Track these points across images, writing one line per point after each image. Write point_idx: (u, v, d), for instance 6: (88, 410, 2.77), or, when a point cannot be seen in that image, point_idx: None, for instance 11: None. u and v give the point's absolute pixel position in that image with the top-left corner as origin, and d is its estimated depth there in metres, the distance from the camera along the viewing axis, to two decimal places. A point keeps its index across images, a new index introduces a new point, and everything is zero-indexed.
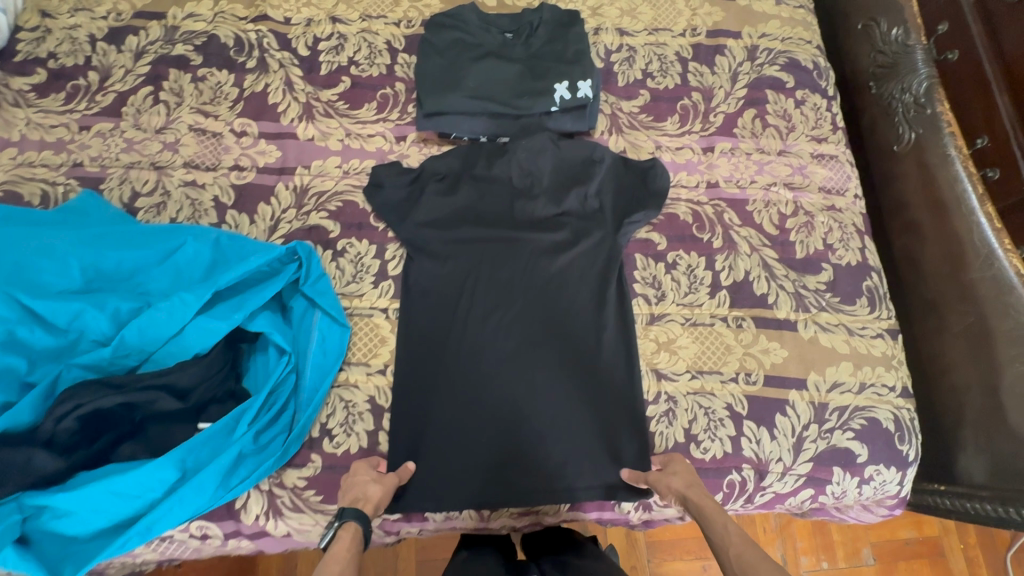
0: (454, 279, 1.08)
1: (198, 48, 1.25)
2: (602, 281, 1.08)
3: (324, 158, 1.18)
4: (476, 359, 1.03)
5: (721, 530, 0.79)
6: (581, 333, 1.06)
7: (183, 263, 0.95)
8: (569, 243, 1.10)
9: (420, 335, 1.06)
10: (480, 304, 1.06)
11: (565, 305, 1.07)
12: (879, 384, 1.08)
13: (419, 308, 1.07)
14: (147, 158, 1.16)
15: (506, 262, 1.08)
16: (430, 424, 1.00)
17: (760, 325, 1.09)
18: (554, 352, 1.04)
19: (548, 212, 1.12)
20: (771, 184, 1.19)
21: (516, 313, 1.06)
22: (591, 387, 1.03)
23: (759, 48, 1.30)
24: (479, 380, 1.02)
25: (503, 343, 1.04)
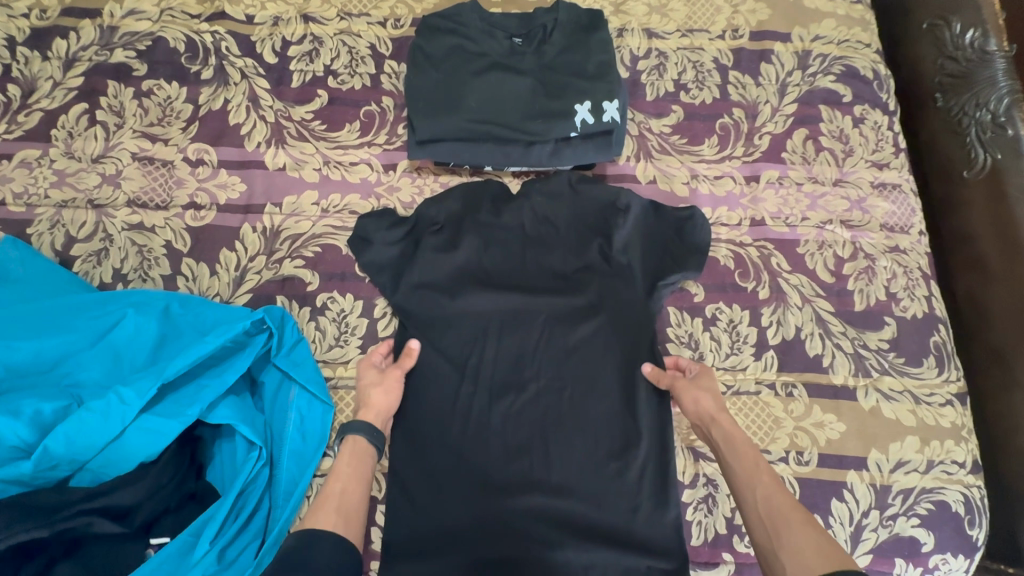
0: (458, 357, 0.93)
1: (141, 54, 1.04)
2: (631, 354, 0.93)
3: (298, 193, 0.99)
4: (484, 452, 0.89)
5: (745, 466, 0.78)
6: (606, 417, 0.91)
7: (123, 344, 0.77)
8: (591, 310, 0.95)
9: (419, 424, 0.91)
10: (489, 386, 0.92)
11: (587, 385, 0.93)
12: (949, 462, 0.94)
13: (418, 392, 0.92)
14: (84, 194, 0.96)
15: (518, 336, 0.94)
16: (428, 524, 0.86)
17: (814, 393, 0.94)
18: (575, 442, 0.90)
19: (566, 269, 0.96)
20: (825, 222, 1.02)
21: (531, 396, 0.92)
22: (619, 482, 0.89)
23: (812, 54, 1.10)
24: (489, 478, 0.88)
25: (515, 431, 0.90)
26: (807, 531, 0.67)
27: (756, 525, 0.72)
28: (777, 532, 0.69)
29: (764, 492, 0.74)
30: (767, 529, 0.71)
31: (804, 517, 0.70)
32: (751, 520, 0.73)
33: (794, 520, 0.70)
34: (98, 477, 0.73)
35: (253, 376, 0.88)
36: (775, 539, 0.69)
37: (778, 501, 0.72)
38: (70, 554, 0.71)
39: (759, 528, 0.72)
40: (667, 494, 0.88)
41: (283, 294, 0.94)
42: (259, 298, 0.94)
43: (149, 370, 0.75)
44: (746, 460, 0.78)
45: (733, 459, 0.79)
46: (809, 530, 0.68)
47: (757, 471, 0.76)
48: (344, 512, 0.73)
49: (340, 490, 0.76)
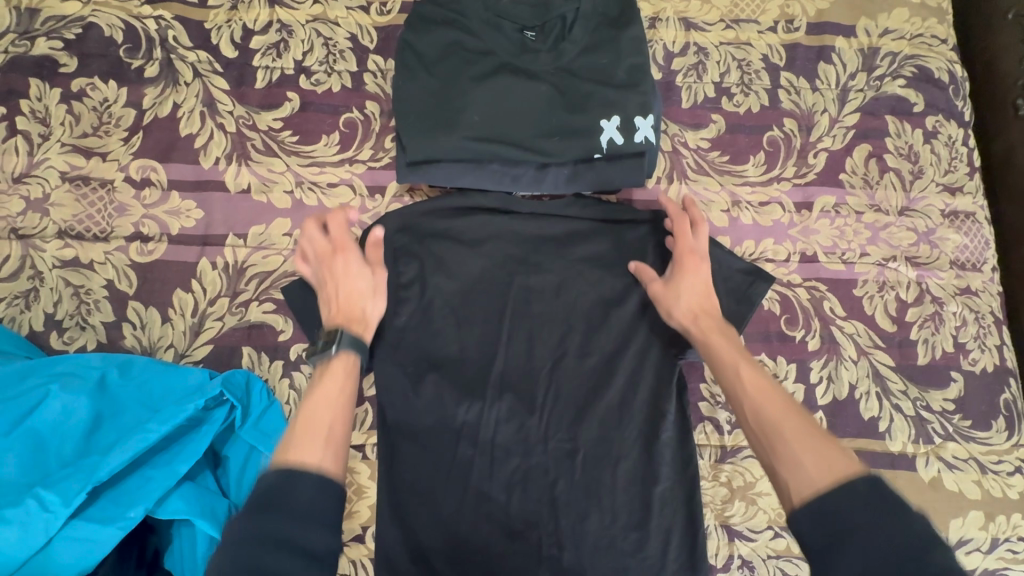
0: (452, 414, 0.77)
1: (69, 45, 0.85)
2: (652, 410, 0.78)
3: (266, 222, 0.83)
4: (485, 533, 0.74)
5: (733, 375, 0.66)
6: (626, 489, 0.76)
7: (46, 430, 0.63)
8: (606, 357, 0.79)
9: (404, 497, 0.75)
10: (487, 451, 0.76)
11: (602, 447, 0.77)
12: (1015, 539, 0.82)
13: (402, 459, 0.76)
14: (5, 221, 0.80)
15: (519, 391, 0.78)
16: None
17: (867, 462, 0.82)
18: (589, 516, 0.75)
19: (584, 314, 0.80)
20: (888, 258, 0.87)
21: (537, 462, 0.76)
22: (642, 563, 0.74)
23: (879, 52, 0.93)
24: (492, 562, 0.73)
25: (519, 504, 0.75)
26: (818, 444, 0.55)
27: (752, 443, 0.61)
28: (775, 448, 0.58)
29: (756, 407, 0.62)
30: (764, 446, 0.59)
31: (802, 424, 0.58)
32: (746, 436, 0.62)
33: (788, 433, 0.58)
34: None
35: (215, 449, 0.74)
36: (772, 455, 0.57)
37: (772, 410, 0.60)
38: None
39: (755, 447, 0.60)
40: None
41: (250, 346, 0.79)
42: (220, 351, 0.79)
43: (77, 465, 0.61)
44: (729, 368, 0.66)
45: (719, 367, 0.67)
46: (812, 444, 0.56)
47: (744, 381, 0.64)
48: (335, 441, 0.60)
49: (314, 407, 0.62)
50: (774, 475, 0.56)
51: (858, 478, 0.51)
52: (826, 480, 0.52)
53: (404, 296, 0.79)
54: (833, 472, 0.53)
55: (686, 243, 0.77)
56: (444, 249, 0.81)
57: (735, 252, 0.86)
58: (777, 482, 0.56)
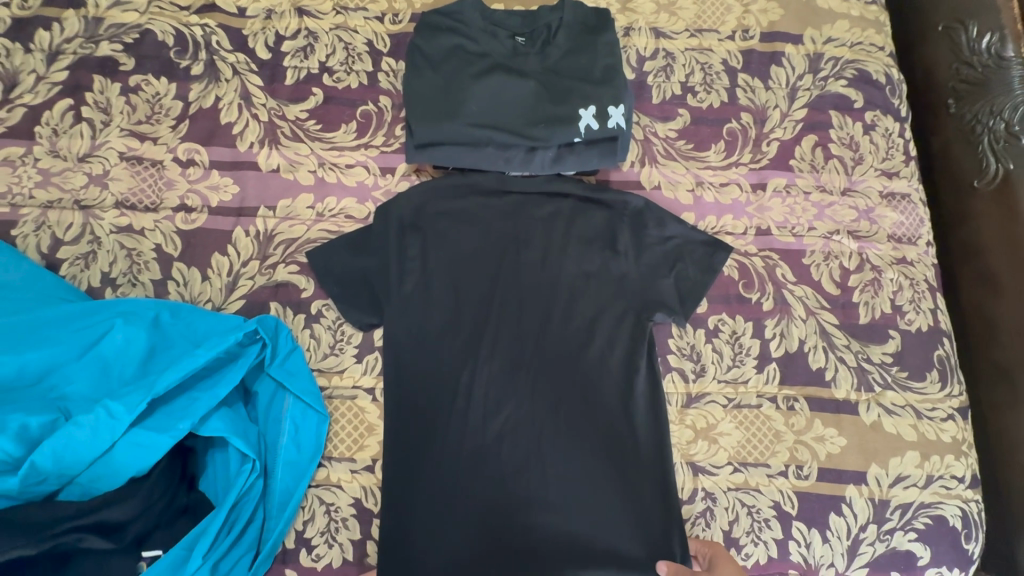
0: (452, 366, 0.89)
1: (128, 48, 1.00)
2: (626, 365, 0.91)
3: (293, 196, 0.96)
4: (480, 470, 0.86)
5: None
6: (603, 433, 0.88)
7: (111, 356, 0.74)
8: (586, 319, 0.92)
9: (409, 438, 0.86)
10: (482, 399, 0.88)
11: (582, 397, 0.89)
12: (948, 477, 0.93)
13: (408, 407, 0.88)
14: (70, 194, 0.93)
15: (510, 348, 0.90)
16: (414, 521, 0.83)
17: (815, 407, 0.93)
18: (571, 458, 0.87)
19: (567, 279, 0.93)
20: (832, 232, 1.00)
21: (526, 411, 0.88)
22: (616, 496, 0.86)
23: (823, 57, 1.07)
24: (487, 497, 0.85)
25: (510, 447, 0.87)
26: None
27: None
28: None
29: None
30: None
31: None
32: None
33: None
34: (86, 492, 0.72)
35: (246, 386, 0.86)
36: None
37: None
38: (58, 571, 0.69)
39: None
40: (668, 516, 0.85)
41: (277, 301, 0.92)
42: (251, 305, 0.91)
43: (138, 383, 0.73)
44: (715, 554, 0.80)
45: None
46: None
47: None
48: None
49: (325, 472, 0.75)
50: None
51: None
52: None
53: (410, 265, 0.92)
54: None
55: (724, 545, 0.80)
56: (446, 226, 0.94)
57: (699, 226, 0.99)
58: None
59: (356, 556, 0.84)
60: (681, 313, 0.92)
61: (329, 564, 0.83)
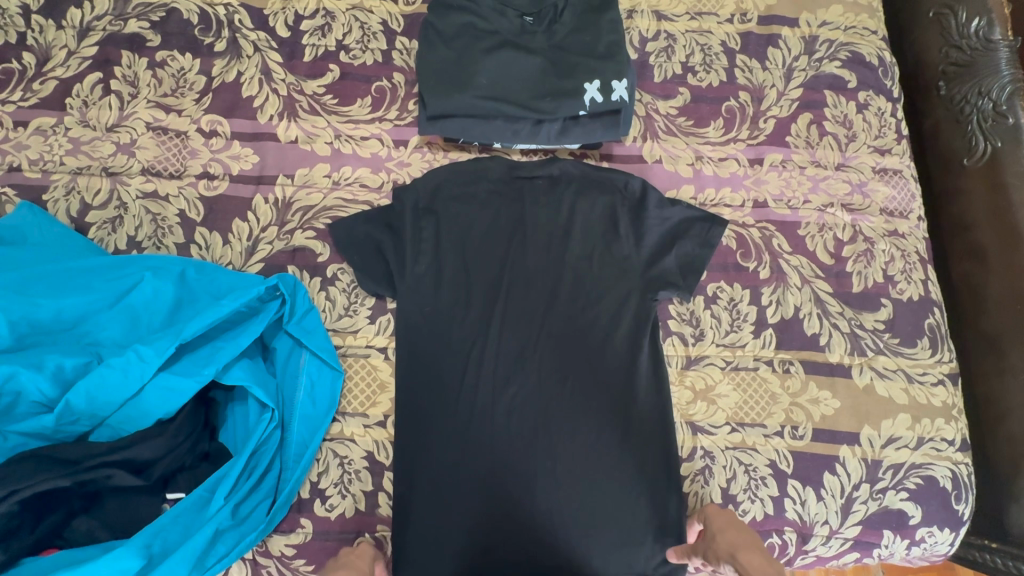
0: (463, 342, 0.93)
1: (155, 25, 1.05)
2: (630, 343, 0.95)
3: (310, 166, 1.01)
4: (490, 441, 0.89)
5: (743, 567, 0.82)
6: (608, 409, 0.92)
7: (140, 306, 0.79)
8: (592, 298, 0.96)
9: (421, 413, 0.90)
10: (492, 374, 0.92)
11: (588, 372, 0.94)
12: (938, 439, 0.96)
13: (421, 383, 0.91)
14: (98, 162, 0.98)
15: (519, 326, 0.94)
16: (425, 471, 0.87)
17: (810, 370, 0.97)
18: (577, 429, 0.91)
19: (573, 259, 0.97)
20: (827, 205, 1.04)
21: (534, 386, 0.92)
22: (621, 469, 0.90)
23: (819, 39, 1.12)
24: (497, 467, 0.89)
25: (519, 418, 0.91)
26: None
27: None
28: None
29: None
30: None
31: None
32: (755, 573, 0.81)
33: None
34: (115, 433, 0.75)
35: (265, 342, 0.90)
36: None
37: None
38: (88, 507, 0.74)
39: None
40: (668, 483, 0.90)
41: (294, 264, 0.96)
42: (270, 268, 0.95)
43: (166, 331, 0.77)
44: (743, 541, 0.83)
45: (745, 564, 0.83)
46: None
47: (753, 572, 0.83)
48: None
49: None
50: None
51: None
52: None
53: (423, 240, 0.96)
54: None
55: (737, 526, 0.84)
56: (458, 208, 0.98)
57: (698, 198, 1.03)
58: None
59: (368, 506, 0.87)
60: (680, 279, 0.96)
61: (342, 514, 0.86)
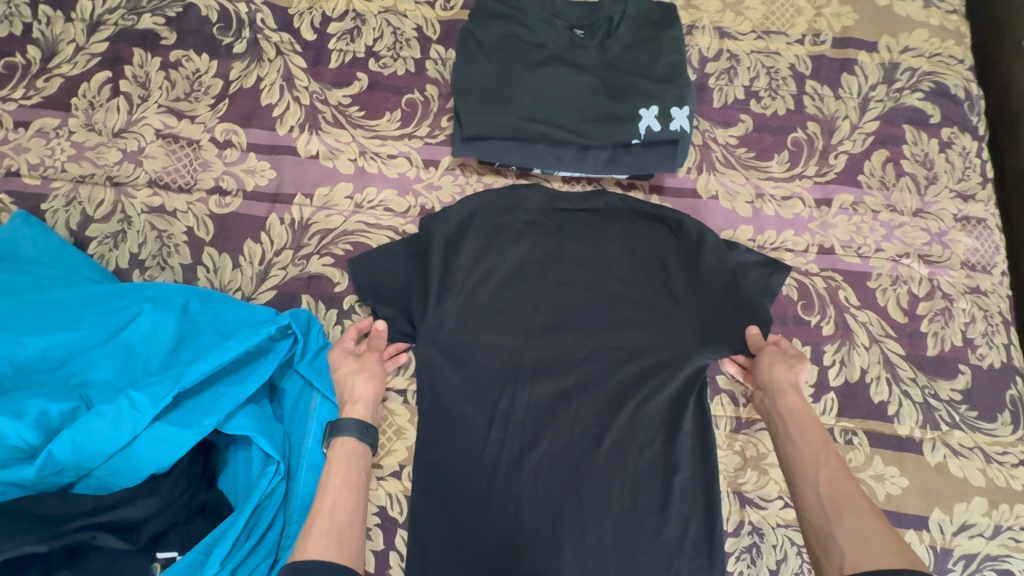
0: (488, 393, 0.84)
1: (170, 22, 0.96)
2: (674, 402, 0.84)
3: (331, 185, 0.92)
4: (514, 506, 0.80)
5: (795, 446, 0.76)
6: (648, 474, 0.82)
7: (137, 343, 0.71)
8: (633, 349, 0.86)
9: (439, 469, 0.81)
10: (520, 427, 0.83)
11: (626, 432, 0.83)
12: (1017, 529, 0.85)
13: (438, 437, 0.82)
14: (102, 170, 0.90)
15: (551, 376, 0.85)
16: (440, 532, 0.79)
17: (875, 443, 0.86)
18: (612, 496, 0.81)
19: (615, 304, 0.87)
20: (901, 255, 0.93)
21: (565, 445, 0.83)
22: (660, 546, 0.79)
23: (899, 67, 1.00)
24: (520, 532, 0.79)
25: (547, 478, 0.81)
26: (837, 467, 0.70)
27: (811, 507, 0.68)
28: (840, 519, 0.65)
29: (810, 482, 0.70)
30: (824, 516, 0.66)
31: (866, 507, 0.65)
32: (788, 442, 0.77)
33: (862, 510, 0.65)
34: (102, 486, 0.67)
35: (272, 382, 0.82)
36: (835, 524, 0.65)
37: (845, 488, 0.67)
38: (67, 566, 0.65)
39: (815, 510, 0.68)
40: (712, 564, 0.79)
41: (309, 294, 0.87)
42: (282, 297, 0.87)
43: (164, 374, 0.69)
44: (813, 439, 0.74)
45: (799, 443, 0.75)
46: (881, 527, 0.62)
47: (825, 454, 0.72)
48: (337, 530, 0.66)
49: (331, 504, 0.69)
50: (834, 538, 0.64)
51: (847, 514, 0.65)
52: (892, 559, 0.59)
53: (452, 275, 0.86)
54: (895, 554, 0.59)
55: (787, 398, 0.80)
56: (492, 241, 0.89)
57: (756, 240, 0.93)
58: (837, 547, 0.63)
59: (378, 567, 0.80)
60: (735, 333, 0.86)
61: None
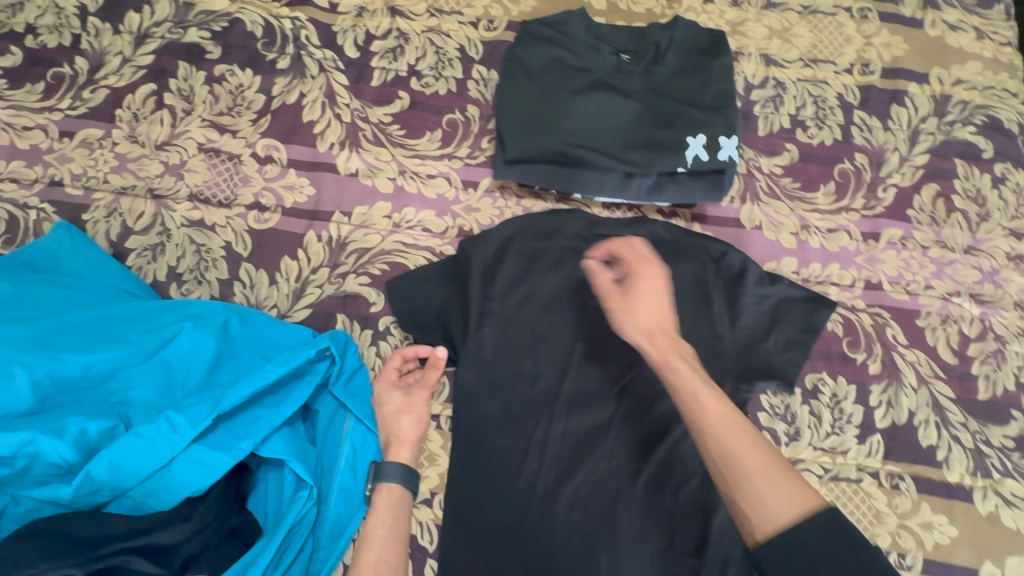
0: (524, 422, 0.82)
1: (216, 36, 0.96)
2: None
3: (370, 204, 0.91)
4: (546, 541, 0.77)
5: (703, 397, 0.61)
6: (686, 513, 0.79)
7: (177, 361, 0.70)
8: None
9: (471, 499, 0.79)
10: (554, 458, 0.81)
11: (664, 467, 0.81)
12: None
13: (472, 463, 0.81)
14: (143, 182, 0.90)
15: (588, 407, 0.83)
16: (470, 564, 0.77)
17: (924, 489, 0.83)
18: (648, 535, 0.78)
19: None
20: (952, 293, 0.90)
21: (600, 479, 0.80)
22: None
23: (951, 99, 0.98)
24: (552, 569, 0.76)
25: (581, 513, 0.79)
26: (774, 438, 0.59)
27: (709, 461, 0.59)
28: (748, 476, 0.56)
29: (718, 441, 0.58)
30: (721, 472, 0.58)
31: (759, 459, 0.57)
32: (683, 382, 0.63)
33: (753, 468, 0.56)
34: (136, 506, 0.67)
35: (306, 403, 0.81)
36: (736, 484, 0.56)
37: (737, 443, 0.58)
38: None
39: (714, 465, 0.58)
40: None
41: (344, 313, 0.86)
42: (318, 315, 0.86)
43: (204, 395, 0.68)
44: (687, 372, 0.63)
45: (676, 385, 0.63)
46: (787, 488, 0.55)
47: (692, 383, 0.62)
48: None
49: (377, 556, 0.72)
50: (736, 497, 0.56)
51: (785, 480, 0.55)
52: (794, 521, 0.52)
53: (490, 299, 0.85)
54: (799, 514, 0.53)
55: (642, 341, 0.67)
56: (531, 265, 0.87)
57: (801, 273, 0.90)
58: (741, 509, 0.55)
59: None
60: (779, 369, 0.84)
61: None
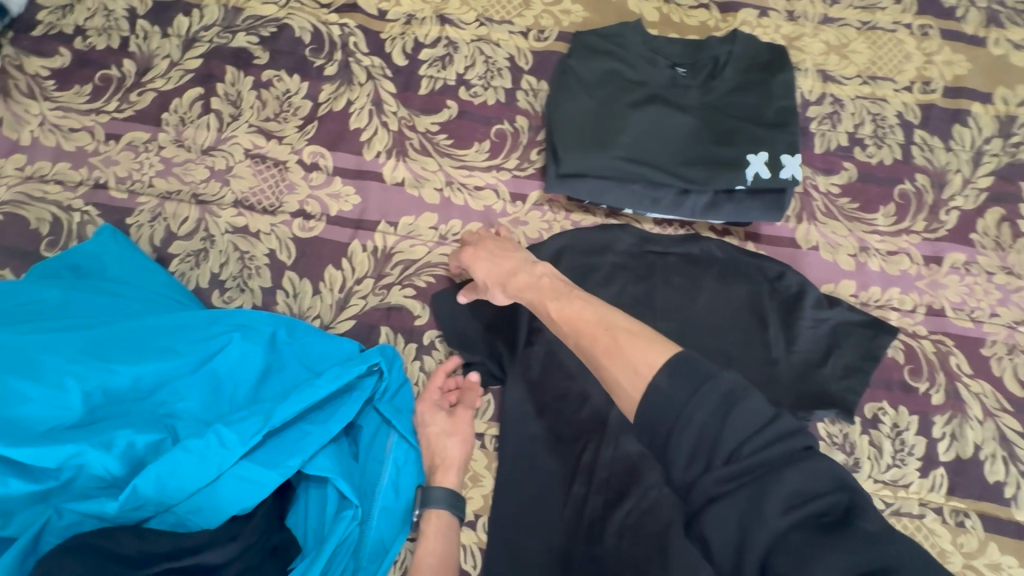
0: (572, 444, 0.79)
1: (264, 41, 0.96)
2: None
3: (416, 214, 0.89)
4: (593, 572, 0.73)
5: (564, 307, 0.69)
6: None
7: (226, 373, 0.68)
8: None
9: (517, 525, 0.76)
10: (603, 484, 0.76)
11: None
12: None
13: (516, 485, 0.78)
14: (188, 187, 0.89)
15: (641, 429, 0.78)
16: None
17: (991, 527, 0.79)
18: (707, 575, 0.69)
19: (709, 357, 0.81)
20: (1018, 322, 0.86)
21: (653, 508, 0.74)
22: None
23: (1016, 120, 0.94)
24: None
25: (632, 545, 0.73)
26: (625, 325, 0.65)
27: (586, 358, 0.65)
28: (603, 360, 0.61)
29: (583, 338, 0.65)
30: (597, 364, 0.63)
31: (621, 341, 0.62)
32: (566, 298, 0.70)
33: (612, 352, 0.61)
34: (179, 523, 0.64)
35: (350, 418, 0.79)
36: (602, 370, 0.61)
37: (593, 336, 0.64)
38: None
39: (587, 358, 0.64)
40: None
41: (388, 326, 0.84)
42: (361, 327, 0.84)
43: (253, 409, 0.66)
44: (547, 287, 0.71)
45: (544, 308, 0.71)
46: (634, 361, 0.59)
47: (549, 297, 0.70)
48: None
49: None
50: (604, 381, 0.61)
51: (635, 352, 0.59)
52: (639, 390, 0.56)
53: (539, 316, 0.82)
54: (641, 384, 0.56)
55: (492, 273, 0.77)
56: (580, 282, 0.84)
57: (860, 297, 0.87)
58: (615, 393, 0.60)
59: None
60: (840, 397, 0.80)
61: None
